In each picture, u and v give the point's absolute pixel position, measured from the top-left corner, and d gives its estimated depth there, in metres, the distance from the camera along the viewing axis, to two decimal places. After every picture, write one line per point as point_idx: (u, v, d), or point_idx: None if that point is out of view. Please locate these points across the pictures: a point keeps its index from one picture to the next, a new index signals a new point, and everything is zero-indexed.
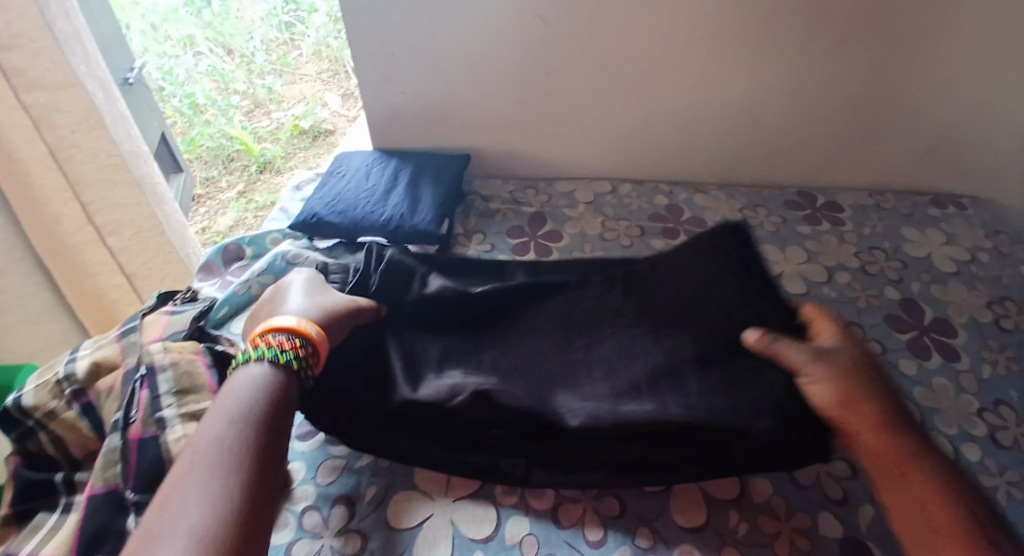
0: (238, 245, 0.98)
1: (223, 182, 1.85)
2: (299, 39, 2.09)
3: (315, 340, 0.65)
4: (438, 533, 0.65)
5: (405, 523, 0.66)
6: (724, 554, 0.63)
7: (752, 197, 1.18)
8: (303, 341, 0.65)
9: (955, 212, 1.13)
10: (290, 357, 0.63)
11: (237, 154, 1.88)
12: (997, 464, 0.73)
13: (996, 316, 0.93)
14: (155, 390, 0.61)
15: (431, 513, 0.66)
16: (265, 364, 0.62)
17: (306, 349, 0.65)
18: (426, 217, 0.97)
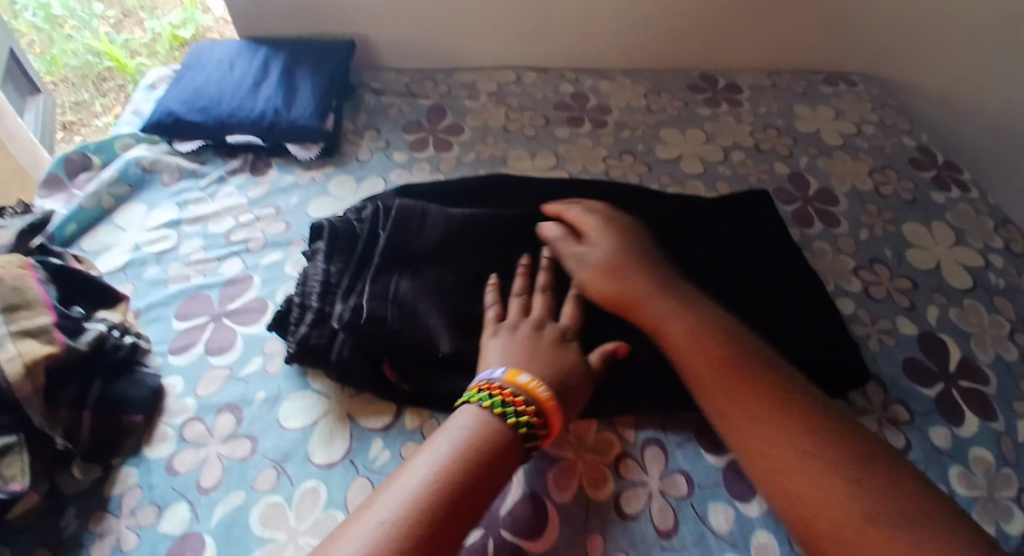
0: (82, 154, 0.87)
1: (96, 106, 1.60)
2: None
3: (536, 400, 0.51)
4: (332, 428, 0.58)
5: (294, 424, 0.58)
6: (621, 418, 0.62)
7: (656, 81, 1.16)
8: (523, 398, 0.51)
9: (845, 88, 1.16)
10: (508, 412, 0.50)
11: (127, 84, 1.62)
12: (870, 315, 0.76)
13: (875, 184, 0.97)
14: None
15: (325, 410, 0.59)
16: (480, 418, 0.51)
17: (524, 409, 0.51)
18: (305, 112, 0.90)
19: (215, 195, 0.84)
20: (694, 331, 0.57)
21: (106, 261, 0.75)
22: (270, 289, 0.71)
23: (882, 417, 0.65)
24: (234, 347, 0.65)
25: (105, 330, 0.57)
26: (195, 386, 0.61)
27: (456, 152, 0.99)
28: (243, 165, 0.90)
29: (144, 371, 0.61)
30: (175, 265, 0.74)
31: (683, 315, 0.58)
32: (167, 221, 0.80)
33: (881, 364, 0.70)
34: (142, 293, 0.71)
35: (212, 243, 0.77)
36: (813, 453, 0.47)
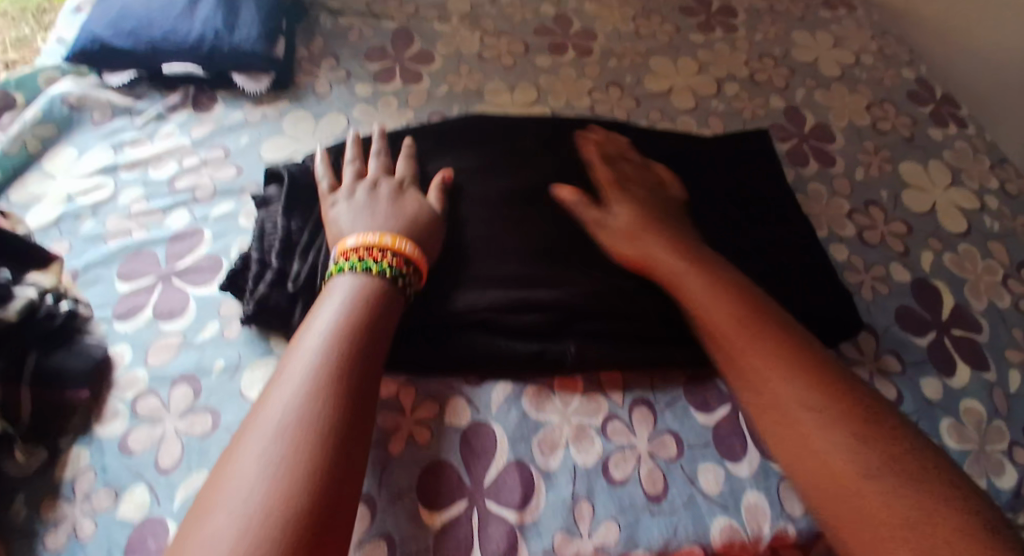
0: (3, 92, 0.78)
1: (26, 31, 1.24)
2: None
3: (400, 249, 0.55)
4: None
5: (256, 393, 0.54)
6: (606, 376, 0.59)
7: (645, 3, 1.07)
8: (386, 250, 0.55)
9: (844, 13, 1.08)
10: (382, 267, 0.54)
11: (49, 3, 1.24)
12: (863, 261, 0.74)
13: (872, 119, 0.92)
14: None
15: None
16: (353, 278, 0.53)
17: (392, 257, 0.55)
18: (250, 36, 0.82)
19: (154, 135, 0.76)
20: (719, 294, 0.57)
21: (37, 214, 0.68)
22: (222, 245, 0.65)
23: (873, 367, 0.64)
24: (184, 310, 0.60)
25: (36, 296, 0.51)
26: (144, 355, 0.56)
27: (429, 84, 0.90)
28: (183, 101, 0.80)
29: (85, 341, 0.56)
30: (114, 218, 0.68)
31: (710, 278, 0.58)
32: (101, 167, 0.72)
33: (874, 316, 0.69)
34: (80, 251, 0.65)
35: (154, 192, 0.70)
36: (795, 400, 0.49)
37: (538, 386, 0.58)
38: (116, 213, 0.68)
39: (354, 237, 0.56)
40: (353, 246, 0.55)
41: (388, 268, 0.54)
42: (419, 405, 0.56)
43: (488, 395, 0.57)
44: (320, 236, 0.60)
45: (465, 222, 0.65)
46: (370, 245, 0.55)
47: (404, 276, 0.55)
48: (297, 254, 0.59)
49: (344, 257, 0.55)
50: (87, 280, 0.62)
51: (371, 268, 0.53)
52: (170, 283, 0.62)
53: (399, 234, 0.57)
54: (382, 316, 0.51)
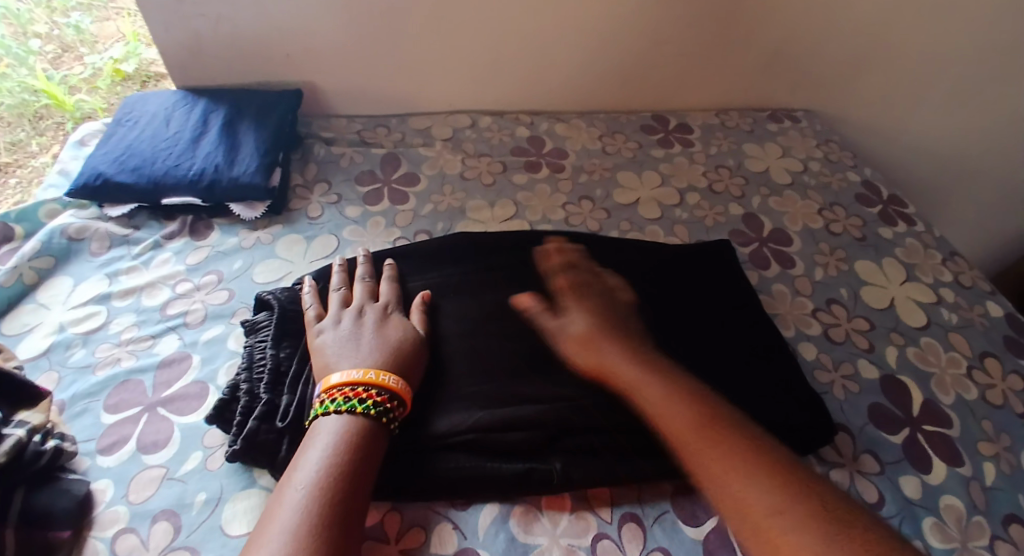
0: (3, 224, 0.81)
1: (34, 146, 1.34)
2: None
3: (387, 386, 0.58)
4: None
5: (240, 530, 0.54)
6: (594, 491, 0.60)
7: (610, 123, 1.17)
8: (373, 388, 0.57)
9: (789, 125, 1.19)
10: (368, 406, 0.56)
11: (47, 110, 1.37)
12: (831, 359, 0.78)
13: (826, 221, 1.00)
14: None
15: None
16: (340, 418, 0.55)
17: (377, 396, 0.57)
18: (248, 168, 0.87)
19: (150, 263, 0.79)
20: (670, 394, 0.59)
21: (28, 345, 0.69)
22: (210, 370, 0.66)
23: (853, 468, 0.66)
24: (170, 441, 0.60)
25: (24, 435, 0.52)
26: (126, 491, 0.56)
27: (413, 204, 0.96)
28: (181, 229, 0.84)
29: (69, 477, 0.55)
30: (105, 347, 0.69)
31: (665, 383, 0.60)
32: (95, 296, 0.75)
33: (848, 416, 0.72)
34: (68, 382, 0.65)
35: (146, 319, 0.72)
36: (732, 470, 0.52)
37: (525, 506, 0.59)
38: (107, 342, 0.70)
39: (341, 374, 0.58)
40: (339, 384, 0.57)
41: (373, 406, 0.56)
42: (406, 534, 0.56)
43: (475, 519, 0.58)
44: (309, 365, 0.62)
45: (448, 340, 0.68)
46: (354, 383, 0.57)
47: (390, 412, 0.57)
48: (286, 387, 0.61)
49: (330, 395, 0.57)
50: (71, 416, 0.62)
51: (355, 408, 0.55)
52: (156, 413, 0.62)
53: (385, 368, 0.59)
54: (364, 453, 0.54)
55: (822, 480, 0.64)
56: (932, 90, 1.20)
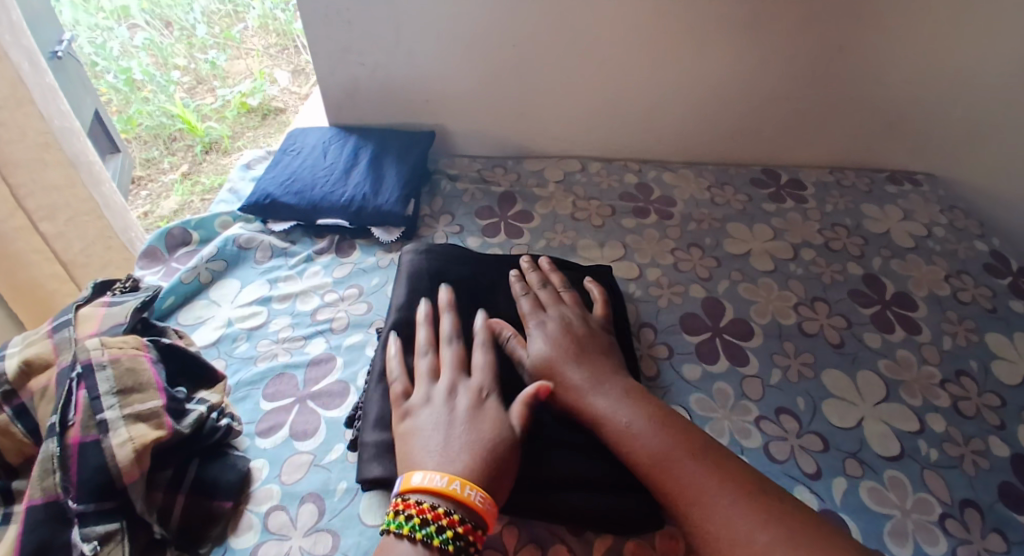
0: (184, 229, 0.94)
1: (165, 163, 1.67)
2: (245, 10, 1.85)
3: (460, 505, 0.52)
4: None
5: None
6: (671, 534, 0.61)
7: (719, 174, 1.18)
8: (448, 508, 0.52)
9: (911, 188, 1.16)
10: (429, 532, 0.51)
11: (179, 134, 1.67)
12: (960, 433, 0.78)
13: (953, 289, 0.97)
14: (93, 390, 0.57)
15: None
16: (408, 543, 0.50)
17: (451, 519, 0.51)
18: (391, 197, 0.95)
19: (303, 274, 0.88)
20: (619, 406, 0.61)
21: (201, 334, 0.79)
22: (351, 372, 0.73)
23: (980, 546, 0.67)
24: (317, 431, 0.67)
25: (204, 412, 0.62)
26: (279, 472, 0.64)
27: (528, 239, 1.02)
28: (329, 246, 0.93)
29: (235, 454, 0.64)
30: (271, 342, 0.78)
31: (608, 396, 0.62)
32: (258, 298, 0.84)
33: (978, 491, 0.72)
34: (234, 370, 0.74)
35: (299, 321, 0.80)
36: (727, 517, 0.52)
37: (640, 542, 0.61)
38: (271, 341, 0.78)
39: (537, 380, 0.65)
40: (415, 490, 0.53)
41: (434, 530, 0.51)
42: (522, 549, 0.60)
43: None
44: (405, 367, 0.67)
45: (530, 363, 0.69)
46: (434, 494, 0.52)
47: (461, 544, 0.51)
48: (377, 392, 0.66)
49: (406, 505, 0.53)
50: (232, 401, 0.71)
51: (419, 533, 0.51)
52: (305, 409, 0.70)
53: (469, 477, 0.54)
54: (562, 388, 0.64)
55: (950, 555, 0.66)
56: None
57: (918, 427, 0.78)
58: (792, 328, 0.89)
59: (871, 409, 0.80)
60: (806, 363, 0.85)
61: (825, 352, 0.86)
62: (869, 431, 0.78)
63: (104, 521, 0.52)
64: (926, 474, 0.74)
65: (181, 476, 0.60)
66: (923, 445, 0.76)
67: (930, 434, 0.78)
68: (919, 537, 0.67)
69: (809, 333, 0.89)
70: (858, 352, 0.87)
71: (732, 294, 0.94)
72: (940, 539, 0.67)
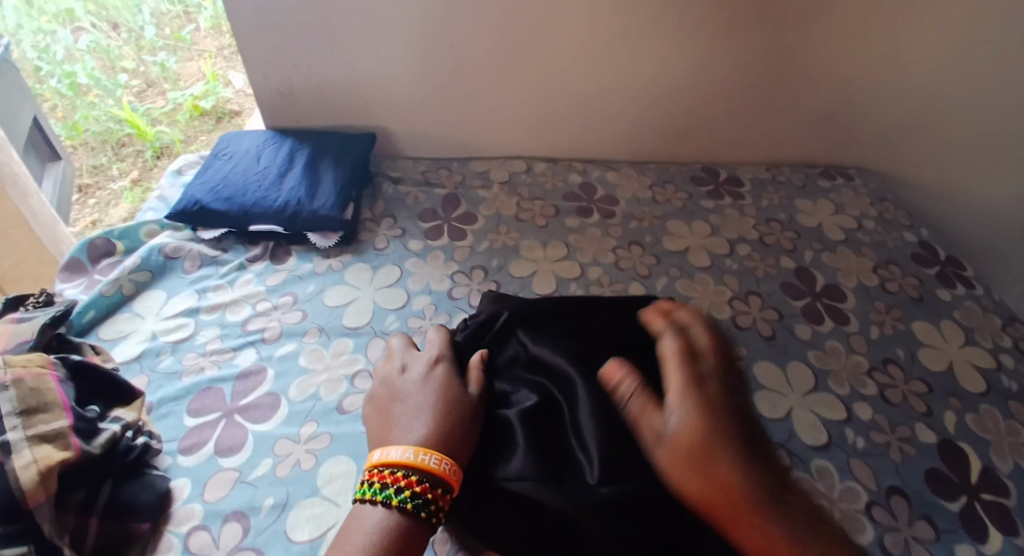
0: (106, 240, 0.93)
1: (114, 170, 1.60)
2: (195, 12, 1.82)
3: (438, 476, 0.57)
4: None
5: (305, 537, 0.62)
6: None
7: (661, 173, 1.20)
8: (426, 478, 0.57)
9: (843, 183, 1.20)
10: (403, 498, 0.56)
11: (128, 139, 1.62)
12: (886, 420, 0.82)
13: (881, 280, 1.01)
14: None
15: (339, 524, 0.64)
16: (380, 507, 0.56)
17: (430, 487, 0.57)
18: (326, 202, 0.96)
19: (234, 283, 0.90)
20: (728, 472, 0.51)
21: (123, 350, 0.81)
22: (282, 384, 0.77)
23: (907, 533, 0.70)
24: (243, 446, 0.71)
25: (118, 431, 0.64)
26: (202, 491, 0.67)
27: (471, 241, 1.02)
28: (263, 253, 0.95)
29: (153, 474, 0.67)
30: (198, 354, 0.81)
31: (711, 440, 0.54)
32: (185, 309, 0.86)
33: (904, 477, 0.76)
34: (159, 382, 0.77)
35: (229, 332, 0.83)
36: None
37: None
38: (196, 354, 0.81)
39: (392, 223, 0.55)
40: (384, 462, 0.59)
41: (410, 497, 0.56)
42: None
43: None
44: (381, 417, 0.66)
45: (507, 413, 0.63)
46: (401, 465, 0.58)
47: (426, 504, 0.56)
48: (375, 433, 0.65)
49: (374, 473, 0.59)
50: (152, 420, 0.73)
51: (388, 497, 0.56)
52: (234, 422, 0.73)
53: (431, 447, 0.59)
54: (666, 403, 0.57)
55: (877, 542, 0.69)
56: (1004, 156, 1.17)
57: (845, 416, 0.81)
58: (726, 322, 0.92)
59: (800, 400, 0.83)
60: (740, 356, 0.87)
61: (757, 345, 0.89)
62: (799, 421, 0.80)
63: (9, 546, 0.52)
64: (853, 463, 0.76)
65: (92, 498, 0.61)
66: (850, 434, 0.79)
67: (856, 422, 0.81)
68: (847, 527, 0.70)
69: (743, 327, 0.91)
70: (789, 344, 0.89)
71: (669, 290, 0.96)
72: (867, 528, 0.70)
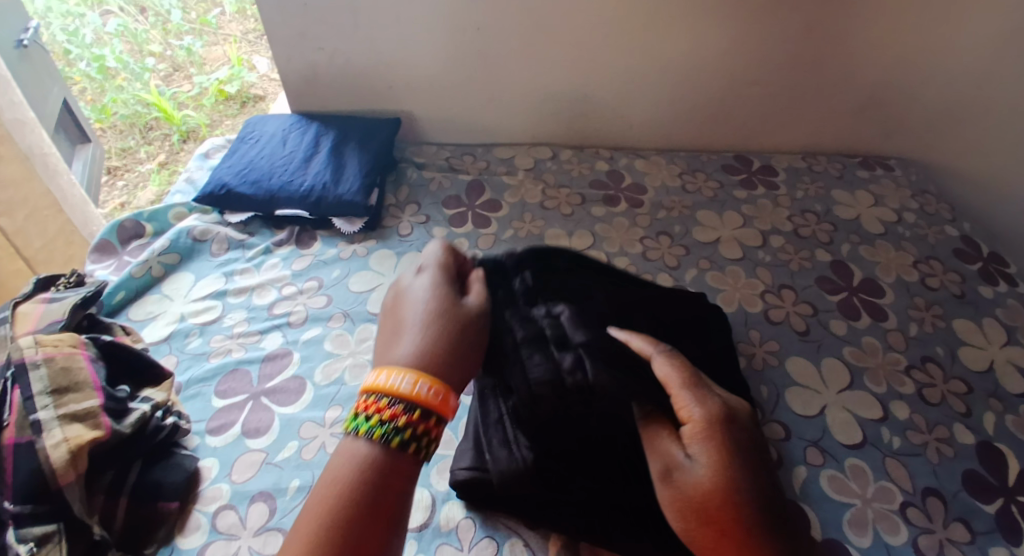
0: (135, 222, 0.93)
1: (142, 153, 1.62)
2: None
3: (437, 407, 0.50)
4: None
5: None
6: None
7: (691, 161, 1.17)
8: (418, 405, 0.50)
9: (882, 173, 1.16)
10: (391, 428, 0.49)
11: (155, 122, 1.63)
12: (925, 420, 0.78)
13: (920, 274, 0.97)
14: (27, 391, 0.58)
15: None
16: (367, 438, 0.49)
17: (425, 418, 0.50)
18: (351, 187, 0.95)
19: (261, 266, 0.90)
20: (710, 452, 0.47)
21: (152, 332, 0.81)
22: (307, 368, 0.77)
23: (944, 536, 0.67)
24: (269, 429, 0.70)
25: (147, 411, 0.64)
26: (229, 472, 0.67)
27: (495, 228, 1.00)
28: (289, 238, 0.94)
29: (182, 454, 0.67)
30: (226, 337, 0.80)
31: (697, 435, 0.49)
32: (213, 292, 0.86)
33: (942, 480, 0.73)
34: (187, 364, 0.77)
35: (255, 316, 0.83)
36: None
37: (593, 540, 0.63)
38: (224, 336, 0.81)
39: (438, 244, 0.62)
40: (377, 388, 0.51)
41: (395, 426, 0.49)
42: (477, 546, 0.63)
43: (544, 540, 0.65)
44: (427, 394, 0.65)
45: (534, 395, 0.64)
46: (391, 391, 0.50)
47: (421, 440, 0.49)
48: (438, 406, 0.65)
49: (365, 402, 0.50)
50: (183, 402, 0.73)
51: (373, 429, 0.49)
52: (261, 404, 0.73)
53: (431, 374, 0.52)
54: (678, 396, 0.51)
55: (912, 545, 0.66)
56: None
57: (881, 414, 0.78)
58: (758, 316, 0.89)
59: (835, 397, 0.80)
60: (772, 351, 0.85)
61: (789, 340, 0.86)
62: (833, 418, 0.77)
63: (41, 523, 0.53)
64: (889, 462, 0.74)
65: (120, 480, 0.61)
66: (886, 433, 0.76)
67: (893, 422, 0.78)
68: (881, 528, 0.68)
69: (775, 321, 0.88)
70: (823, 340, 0.86)
71: (699, 282, 0.93)
72: (901, 528, 0.68)
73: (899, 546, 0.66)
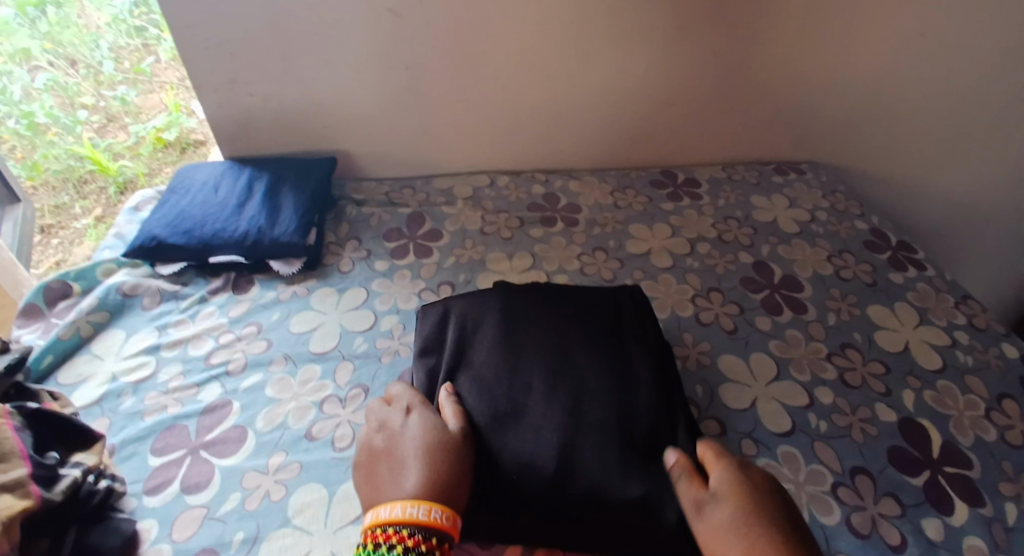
0: (62, 282, 0.92)
1: (77, 209, 1.57)
2: (156, 45, 1.79)
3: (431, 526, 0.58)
4: None
5: None
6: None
7: (621, 178, 1.23)
8: (418, 531, 0.57)
9: (795, 177, 1.24)
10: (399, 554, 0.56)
11: (91, 174, 1.60)
12: (848, 403, 0.84)
13: (836, 267, 1.04)
14: None
15: (311, 551, 0.64)
16: None
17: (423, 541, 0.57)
18: (287, 228, 0.96)
19: (196, 316, 0.90)
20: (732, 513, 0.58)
21: (83, 394, 0.80)
22: (248, 415, 0.77)
23: (873, 512, 0.72)
24: (210, 483, 0.70)
25: (79, 476, 0.63)
26: (170, 531, 0.66)
27: (437, 257, 1.03)
28: (225, 284, 0.95)
29: (119, 517, 0.66)
30: (160, 393, 0.80)
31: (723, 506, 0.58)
32: (147, 347, 0.85)
33: (868, 458, 0.78)
34: (121, 425, 0.77)
35: (192, 367, 0.83)
36: None
37: (545, 549, 0.65)
38: (158, 393, 0.80)
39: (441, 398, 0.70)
40: (380, 522, 0.58)
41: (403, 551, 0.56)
42: None
43: None
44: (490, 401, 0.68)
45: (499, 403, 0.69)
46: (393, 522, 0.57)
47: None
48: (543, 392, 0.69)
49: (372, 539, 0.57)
50: (115, 467, 0.72)
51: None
52: (199, 459, 0.73)
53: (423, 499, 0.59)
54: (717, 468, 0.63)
55: (845, 523, 0.71)
56: (946, 139, 1.21)
57: (807, 401, 0.84)
58: (689, 319, 0.94)
59: (764, 389, 0.85)
60: (704, 352, 0.89)
61: (719, 339, 0.91)
62: (763, 410, 0.82)
63: None
64: (817, 446, 0.79)
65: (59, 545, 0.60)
66: (813, 419, 0.82)
67: (818, 408, 0.83)
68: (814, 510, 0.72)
69: (705, 323, 0.94)
70: (750, 337, 0.92)
71: None
72: (834, 508, 0.72)
73: (833, 526, 0.70)
